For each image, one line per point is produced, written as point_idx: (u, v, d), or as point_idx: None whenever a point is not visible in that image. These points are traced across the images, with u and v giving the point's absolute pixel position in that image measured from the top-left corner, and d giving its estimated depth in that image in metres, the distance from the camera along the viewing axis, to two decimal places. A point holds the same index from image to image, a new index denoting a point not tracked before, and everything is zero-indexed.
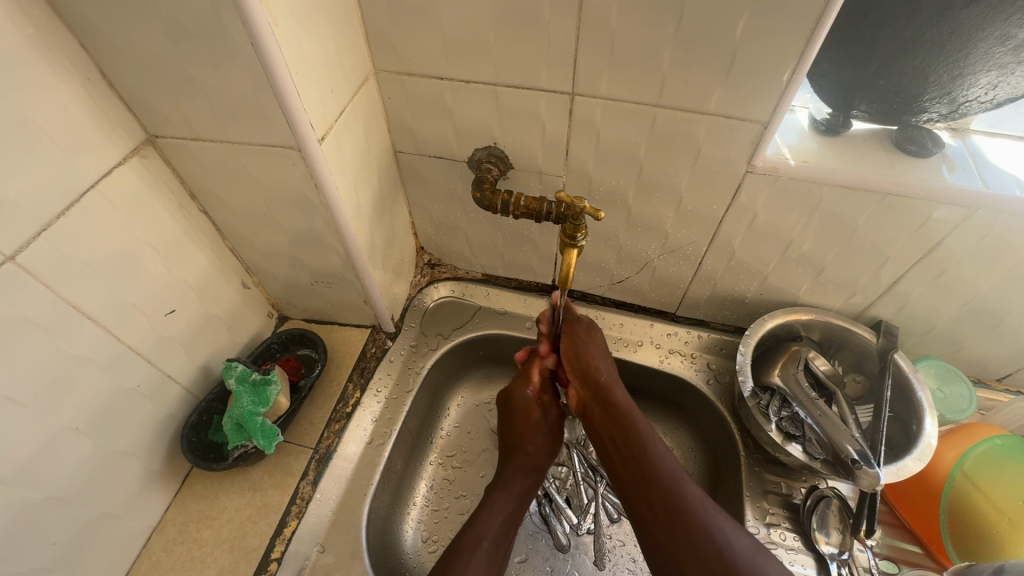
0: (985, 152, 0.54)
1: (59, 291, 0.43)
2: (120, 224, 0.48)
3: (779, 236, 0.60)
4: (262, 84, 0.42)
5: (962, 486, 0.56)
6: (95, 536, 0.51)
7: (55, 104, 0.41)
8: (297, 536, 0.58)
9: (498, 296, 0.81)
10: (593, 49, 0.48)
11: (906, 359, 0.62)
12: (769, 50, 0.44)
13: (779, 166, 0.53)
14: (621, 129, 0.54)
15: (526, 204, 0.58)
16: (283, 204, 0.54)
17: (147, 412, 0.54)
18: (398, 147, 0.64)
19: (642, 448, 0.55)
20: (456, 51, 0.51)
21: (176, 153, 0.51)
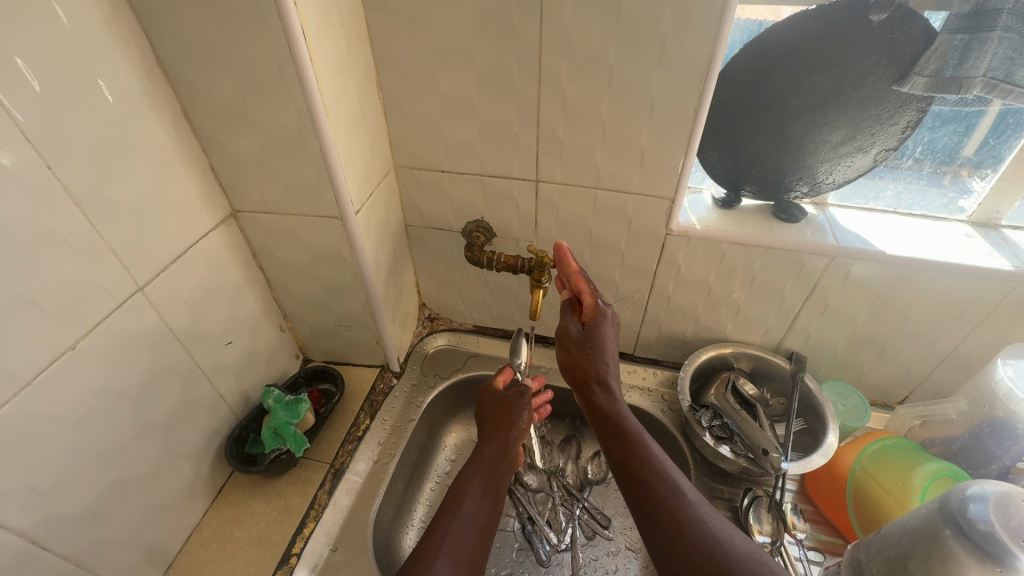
0: (839, 220, 0.73)
1: (163, 316, 0.60)
2: (206, 271, 0.65)
3: (701, 283, 0.78)
4: (322, 174, 0.62)
5: (861, 477, 0.68)
6: (152, 523, 0.62)
7: (182, 186, 0.60)
8: (313, 535, 0.69)
9: (486, 344, 0.97)
10: (549, 151, 0.69)
11: (813, 381, 0.77)
12: (666, 150, 0.64)
13: (689, 229, 0.72)
14: (574, 204, 0.74)
15: (505, 260, 0.76)
16: (323, 260, 0.73)
17: (202, 422, 0.68)
18: (409, 222, 0.84)
19: (639, 451, 0.60)
20: (454, 153, 0.73)
21: (249, 223, 0.69)
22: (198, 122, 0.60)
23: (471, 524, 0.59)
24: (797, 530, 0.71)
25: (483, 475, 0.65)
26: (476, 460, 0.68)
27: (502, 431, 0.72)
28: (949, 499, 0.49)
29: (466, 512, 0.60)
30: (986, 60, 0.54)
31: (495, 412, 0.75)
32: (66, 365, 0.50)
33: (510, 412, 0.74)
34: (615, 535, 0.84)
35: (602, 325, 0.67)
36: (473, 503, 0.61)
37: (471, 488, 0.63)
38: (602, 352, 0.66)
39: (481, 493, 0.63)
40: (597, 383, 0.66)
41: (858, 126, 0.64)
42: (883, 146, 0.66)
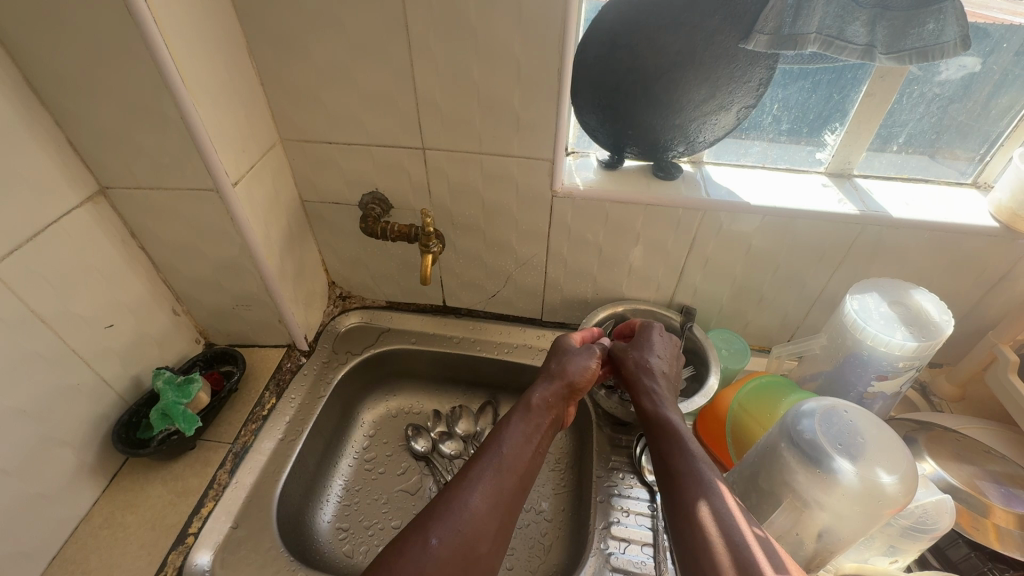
0: (712, 176, 0.78)
1: (23, 298, 0.57)
2: (74, 250, 0.63)
3: (592, 244, 0.81)
4: (188, 144, 0.60)
5: (738, 413, 0.74)
6: (29, 513, 0.60)
7: (34, 160, 0.57)
8: (212, 514, 0.68)
9: (399, 319, 0.98)
10: (430, 117, 0.70)
11: (701, 330, 0.82)
12: (539, 111, 0.67)
13: (573, 190, 0.75)
14: (462, 171, 0.75)
15: (399, 229, 0.77)
16: (208, 237, 0.71)
17: (83, 407, 0.65)
18: (305, 198, 0.83)
19: (678, 443, 0.57)
20: (338, 123, 0.73)
21: (121, 200, 0.67)
22: (45, 92, 0.57)
23: (508, 469, 0.57)
24: None
25: (529, 420, 0.63)
26: (534, 407, 0.64)
27: (554, 375, 0.69)
28: (785, 418, 0.55)
29: (506, 454, 0.58)
30: (816, 17, 0.58)
31: (566, 363, 0.71)
32: None
33: (568, 363, 0.71)
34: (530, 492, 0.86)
35: (648, 333, 0.74)
36: (513, 447, 0.59)
37: (512, 428, 0.61)
38: (647, 347, 0.72)
39: (524, 436, 0.60)
40: (643, 374, 0.68)
41: (716, 84, 0.68)
42: (742, 104, 0.71)
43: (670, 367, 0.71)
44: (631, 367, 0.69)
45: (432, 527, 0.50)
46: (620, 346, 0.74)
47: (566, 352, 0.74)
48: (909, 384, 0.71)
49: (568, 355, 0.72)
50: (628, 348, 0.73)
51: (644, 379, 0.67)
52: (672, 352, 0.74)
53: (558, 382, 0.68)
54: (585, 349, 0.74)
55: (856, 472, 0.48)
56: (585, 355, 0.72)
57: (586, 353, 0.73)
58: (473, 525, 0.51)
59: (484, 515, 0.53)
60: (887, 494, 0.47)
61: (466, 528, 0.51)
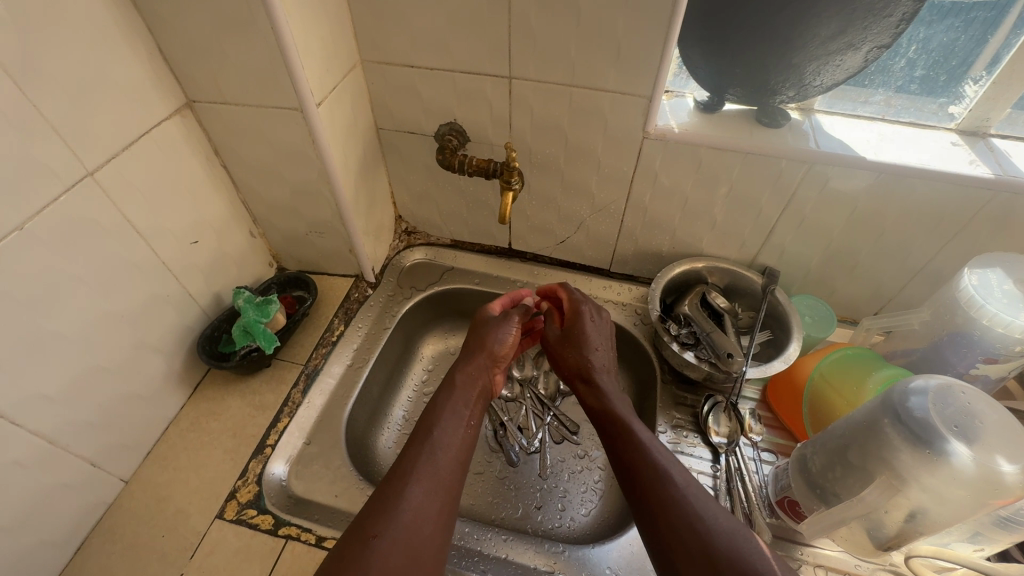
0: (824, 126, 0.71)
1: (120, 208, 0.58)
2: (163, 162, 0.63)
3: (678, 193, 0.76)
4: (276, 58, 0.58)
5: (818, 382, 0.70)
6: (127, 411, 0.64)
7: (127, 67, 0.56)
8: (287, 429, 0.71)
9: (463, 258, 0.96)
10: (521, 43, 0.65)
11: (783, 294, 0.78)
12: (643, 42, 0.61)
13: (666, 132, 0.69)
14: (549, 105, 0.71)
15: (477, 164, 0.74)
16: (288, 158, 0.70)
17: (171, 318, 0.68)
18: (380, 125, 0.81)
19: (635, 437, 0.57)
20: (423, 45, 0.69)
21: (206, 114, 0.66)
22: None
23: (447, 451, 0.55)
24: (753, 433, 0.74)
25: (458, 402, 0.61)
26: (459, 385, 0.64)
27: (475, 355, 0.68)
28: (890, 394, 0.51)
29: (442, 440, 0.56)
30: None
31: (486, 340, 0.70)
32: (16, 244, 0.49)
33: (487, 339, 0.70)
34: (583, 440, 0.87)
35: (580, 321, 0.71)
36: (447, 432, 0.57)
37: (444, 415, 0.59)
38: (592, 344, 0.68)
39: (457, 419, 0.59)
40: (583, 370, 0.67)
41: (850, 16, 0.59)
42: (876, 43, 0.62)
43: (610, 360, 0.69)
44: (569, 359, 0.69)
45: (374, 527, 0.47)
46: (557, 339, 0.71)
47: (482, 325, 0.73)
48: (1017, 369, 0.66)
49: (486, 337, 0.70)
50: (566, 344, 0.70)
51: (586, 375, 0.66)
52: (609, 337, 0.72)
53: (487, 361, 0.68)
54: (501, 320, 0.73)
55: (973, 456, 0.45)
56: (506, 328, 0.72)
57: (502, 327, 0.72)
58: (414, 516, 0.48)
59: (423, 505, 0.49)
60: (1007, 483, 0.43)
61: (409, 521, 0.48)
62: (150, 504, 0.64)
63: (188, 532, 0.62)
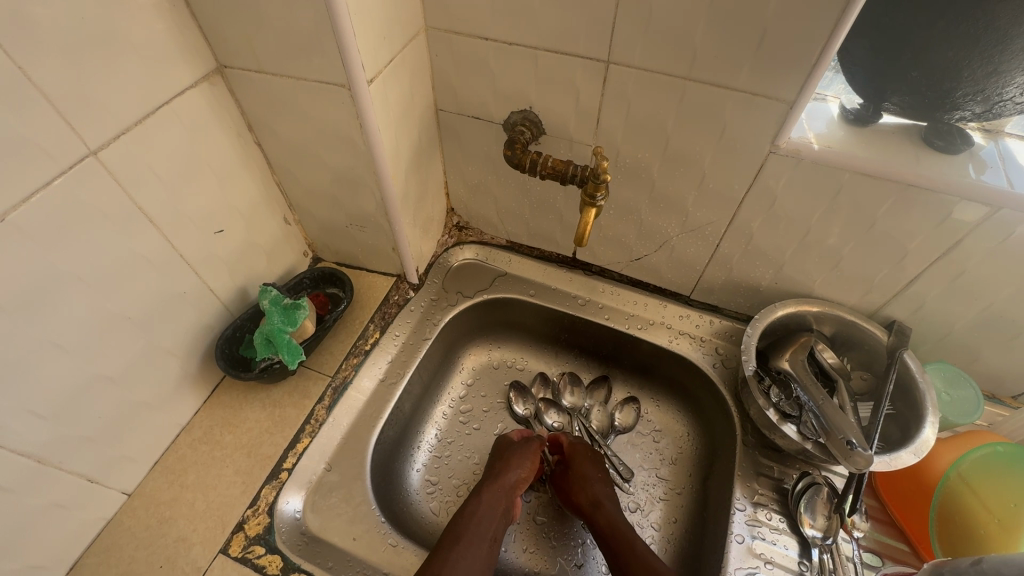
0: (1018, 156, 0.53)
1: (131, 193, 0.49)
2: (185, 139, 0.53)
3: (799, 222, 0.61)
4: (322, 21, 0.46)
5: (956, 485, 0.56)
6: (132, 420, 0.56)
7: (145, 21, 0.46)
8: (307, 452, 0.63)
9: (519, 264, 0.84)
10: (631, 19, 0.50)
11: (915, 360, 0.62)
12: (800, 29, 0.45)
13: (802, 148, 0.54)
14: (652, 99, 0.56)
15: (553, 165, 0.61)
16: (330, 142, 0.59)
17: (188, 317, 0.60)
18: (440, 106, 0.68)
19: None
20: (504, 13, 0.55)
21: (240, 83, 0.55)
22: None
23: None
24: (855, 528, 0.60)
25: (481, 523, 0.59)
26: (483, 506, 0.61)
27: (500, 472, 0.65)
28: None
29: (463, 561, 0.54)
30: None
31: (509, 459, 0.67)
32: None
33: (509, 460, 0.67)
34: (636, 491, 0.75)
35: (596, 451, 0.71)
36: (467, 558, 0.55)
37: (466, 537, 0.57)
38: (606, 475, 0.69)
39: (479, 541, 0.57)
40: (591, 498, 0.65)
41: None
42: None
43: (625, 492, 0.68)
44: (582, 488, 0.67)
45: None
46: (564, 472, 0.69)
47: (503, 444, 0.70)
48: None
49: (509, 456, 0.67)
50: (577, 475, 0.68)
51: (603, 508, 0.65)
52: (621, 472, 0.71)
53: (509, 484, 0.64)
54: (523, 443, 0.69)
55: None
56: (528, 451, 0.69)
57: (524, 449, 0.68)
58: None
59: None
60: None
61: None
62: (151, 525, 0.57)
63: (188, 566, 0.54)
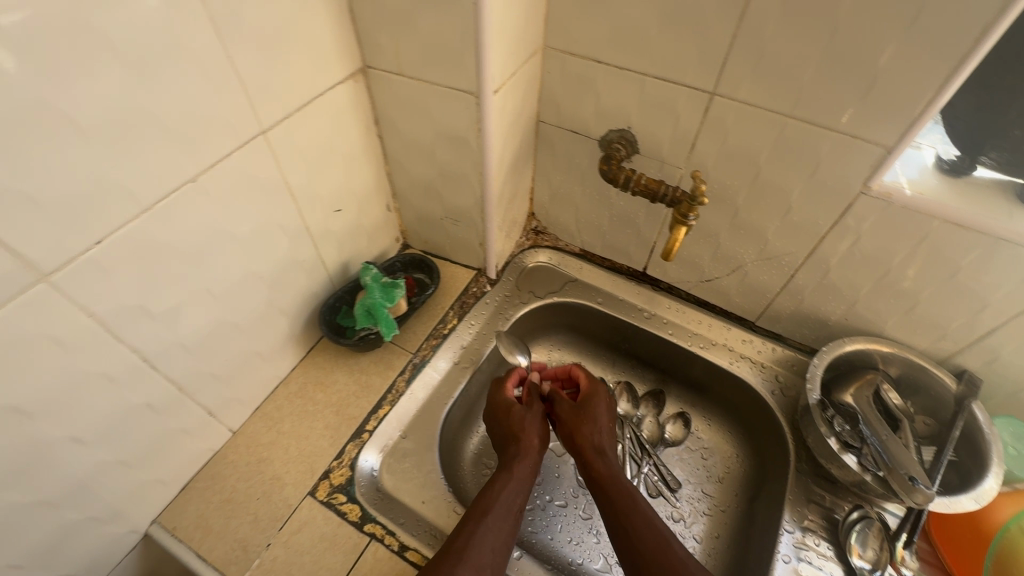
0: None
1: (282, 170, 0.56)
2: (327, 127, 0.60)
3: (879, 263, 0.63)
4: (468, 36, 0.52)
5: (1016, 538, 0.57)
6: (247, 367, 0.64)
7: (318, 24, 0.53)
8: (387, 418, 0.69)
9: (589, 272, 0.89)
10: (743, 57, 0.54)
11: (984, 411, 0.63)
12: (908, 82, 0.48)
13: (893, 192, 0.57)
14: (750, 131, 0.60)
15: (645, 183, 0.65)
16: (445, 142, 0.65)
17: (302, 282, 0.67)
18: (542, 118, 0.74)
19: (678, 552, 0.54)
20: (620, 41, 0.60)
21: (378, 82, 0.62)
22: None
23: (493, 541, 0.54)
24: (904, 566, 0.61)
25: (511, 491, 0.60)
26: (505, 475, 0.61)
27: (524, 440, 0.65)
28: None
29: (491, 528, 0.55)
30: None
31: (517, 425, 0.67)
32: (186, 196, 0.47)
33: (526, 425, 0.67)
34: (681, 503, 0.78)
35: (597, 402, 0.71)
36: (495, 523, 0.55)
37: (496, 504, 0.57)
38: (600, 422, 0.69)
39: (508, 509, 0.58)
40: (592, 447, 0.66)
41: None
42: None
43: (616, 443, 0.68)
44: (584, 436, 0.67)
45: None
46: (570, 411, 0.70)
47: (506, 412, 0.69)
48: None
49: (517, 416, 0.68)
50: (579, 420, 0.69)
51: (596, 453, 0.65)
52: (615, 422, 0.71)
53: (522, 447, 0.65)
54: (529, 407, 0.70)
55: None
56: (532, 415, 0.69)
57: (529, 414, 0.69)
58: None
59: None
60: None
61: None
62: (251, 462, 0.64)
63: (281, 503, 0.61)
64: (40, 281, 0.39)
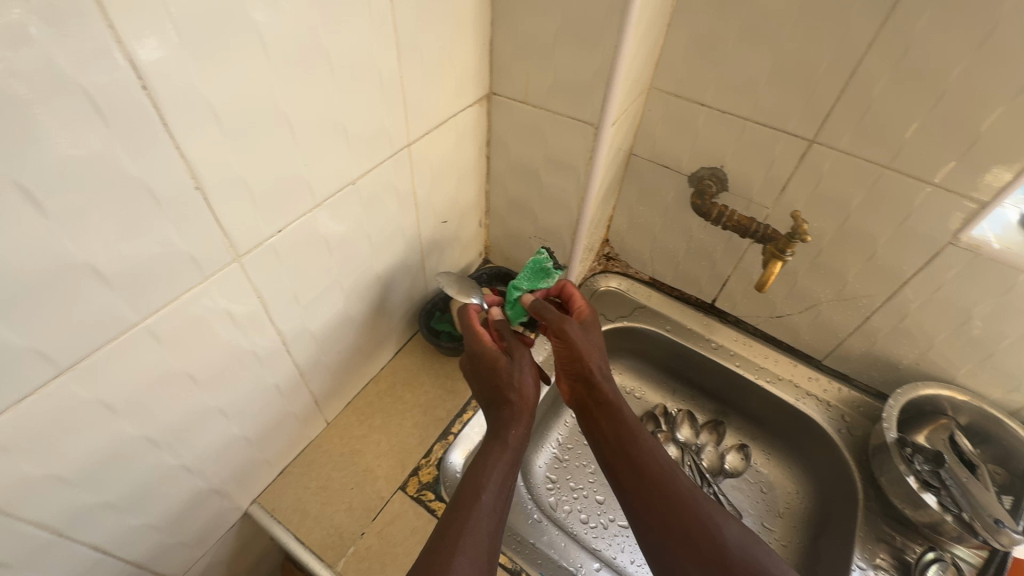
0: None
1: (413, 180, 0.61)
2: (452, 145, 0.65)
3: (959, 310, 0.66)
4: (602, 74, 0.57)
5: None
6: (350, 361, 0.67)
7: (466, 52, 0.59)
8: (471, 422, 0.71)
9: (658, 300, 0.92)
10: (847, 111, 0.59)
11: None
12: (1009, 144, 0.53)
13: (982, 245, 0.60)
14: (845, 178, 0.64)
15: (738, 220, 0.70)
16: (552, 165, 0.70)
17: (405, 285, 0.71)
18: (634, 151, 0.79)
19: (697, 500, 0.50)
20: (728, 88, 0.65)
21: (499, 108, 0.68)
22: None
23: (493, 517, 0.47)
24: None
25: (504, 447, 0.53)
26: (497, 446, 0.53)
27: (515, 400, 0.56)
28: None
29: (484, 500, 0.48)
30: None
31: (508, 385, 0.57)
32: (344, 196, 0.52)
33: (515, 378, 0.57)
34: None
35: (587, 322, 0.62)
36: (491, 487, 0.49)
37: (489, 472, 0.50)
38: (593, 339, 0.60)
39: (502, 465, 0.51)
40: (598, 370, 0.57)
41: None
42: None
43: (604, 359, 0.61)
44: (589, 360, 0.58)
45: None
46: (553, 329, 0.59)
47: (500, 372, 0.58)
48: None
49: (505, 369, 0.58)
50: (559, 338, 0.59)
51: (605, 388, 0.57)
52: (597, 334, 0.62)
53: (515, 411, 0.55)
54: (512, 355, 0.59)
55: None
56: (528, 378, 0.58)
57: (518, 378, 0.57)
58: None
59: None
60: None
61: None
62: (344, 454, 0.67)
63: (373, 494, 0.64)
64: (233, 261, 0.43)
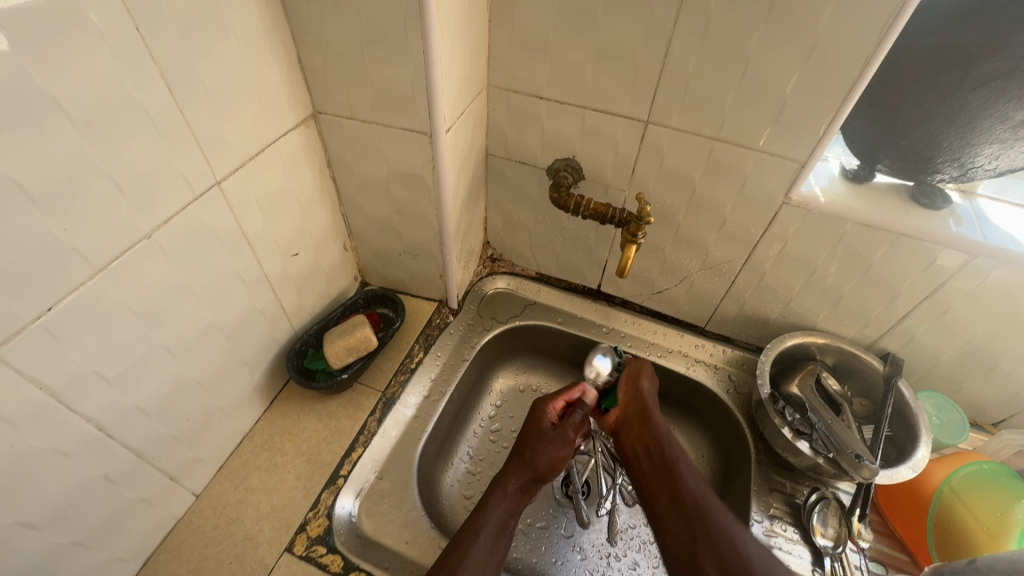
0: (988, 214, 0.63)
1: (238, 219, 0.56)
2: (281, 173, 0.60)
3: (806, 263, 0.70)
4: (419, 80, 0.55)
5: (949, 498, 0.64)
6: (210, 425, 0.61)
7: (268, 73, 0.54)
8: (361, 460, 0.68)
9: (547, 294, 0.91)
10: (670, 89, 0.60)
11: (909, 388, 0.70)
12: (810, 105, 0.56)
13: (811, 201, 0.64)
14: (683, 153, 0.66)
15: (594, 208, 0.71)
16: (399, 179, 0.67)
17: (263, 330, 0.66)
18: (490, 151, 0.77)
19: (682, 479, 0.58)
20: (559, 78, 0.65)
21: (329, 127, 0.64)
22: (291, 3, 0.53)
23: (494, 552, 0.54)
24: (861, 538, 0.67)
25: (503, 491, 0.59)
26: (499, 490, 0.59)
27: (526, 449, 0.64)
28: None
29: (479, 540, 0.54)
30: None
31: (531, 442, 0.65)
32: (140, 253, 0.46)
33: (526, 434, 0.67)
34: None
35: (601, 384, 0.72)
36: (488, 526, 0.55)
37: (488, 517, 0.56)
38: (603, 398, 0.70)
39: (499, 507, 0.57)
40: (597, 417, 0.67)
41: None
42: None
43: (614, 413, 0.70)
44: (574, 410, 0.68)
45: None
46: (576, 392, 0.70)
47: (537, 432, 0.66)
48: None
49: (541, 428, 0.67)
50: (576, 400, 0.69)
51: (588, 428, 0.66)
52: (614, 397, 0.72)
53: (523, 461, 0.63)
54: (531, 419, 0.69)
55: None
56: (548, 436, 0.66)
57: (546, 440, 0.65)
58: None
59: None
60: None
61: None
62: (219, 526, 0.61)
63: (255, 564, 0.58)
64: None
